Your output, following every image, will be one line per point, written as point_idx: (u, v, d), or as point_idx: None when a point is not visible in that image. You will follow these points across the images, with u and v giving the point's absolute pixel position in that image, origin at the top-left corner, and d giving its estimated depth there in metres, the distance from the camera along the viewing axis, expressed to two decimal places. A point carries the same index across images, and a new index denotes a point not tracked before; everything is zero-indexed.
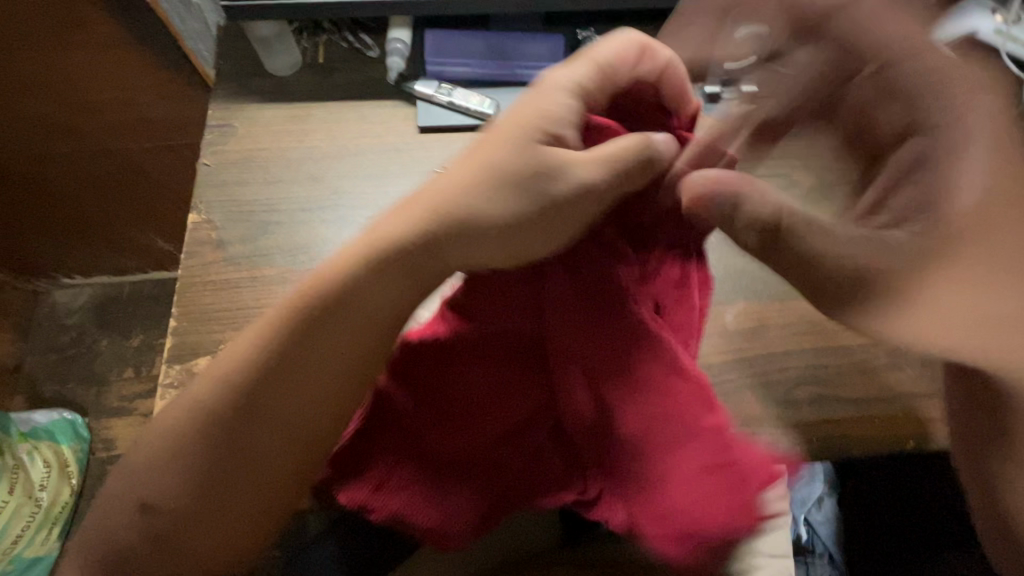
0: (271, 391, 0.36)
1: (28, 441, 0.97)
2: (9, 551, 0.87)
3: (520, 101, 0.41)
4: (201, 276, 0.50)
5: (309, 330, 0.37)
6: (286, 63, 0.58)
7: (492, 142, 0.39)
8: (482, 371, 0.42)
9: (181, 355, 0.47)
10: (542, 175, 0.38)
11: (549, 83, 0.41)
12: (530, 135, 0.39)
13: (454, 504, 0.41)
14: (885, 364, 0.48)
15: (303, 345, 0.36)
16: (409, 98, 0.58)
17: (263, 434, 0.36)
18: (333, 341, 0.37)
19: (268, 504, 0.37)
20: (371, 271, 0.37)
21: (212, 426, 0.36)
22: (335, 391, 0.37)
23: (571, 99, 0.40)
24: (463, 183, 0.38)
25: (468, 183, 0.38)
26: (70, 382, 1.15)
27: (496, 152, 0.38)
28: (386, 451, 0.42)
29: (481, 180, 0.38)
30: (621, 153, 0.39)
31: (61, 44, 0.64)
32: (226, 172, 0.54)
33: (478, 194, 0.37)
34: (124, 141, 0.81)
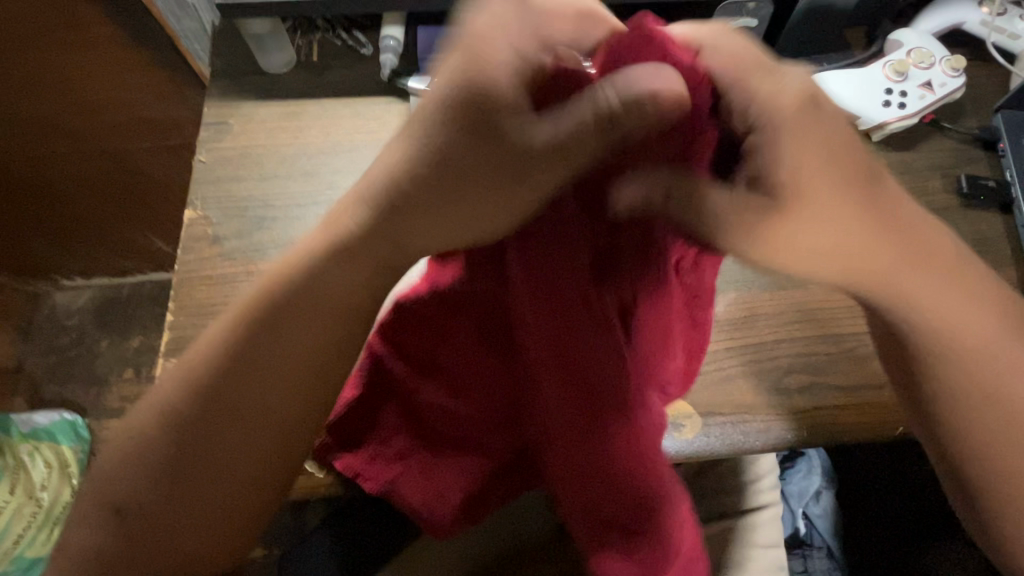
0: (246, 383, 0.37)
1: (29, 441, 0.98)
2: (10, 551, 0.87)
3: (449, 66, 0.33)
4: (198, 271, 0.50)
5: (282, 325, 0.37)
6: (281, 61, 0.59)
7: (426, 125, 0.34)
8: (464, 352, 0.39)
9: (177, 349, 0.48)
10: (496, 147, 0.31)
11: (476, 39, 0.32)
12: (468, 112, 0.32)
13: (440, 482, 0.44)
14: (874, 351, 0.49)
15: (274, 335, 0.37)
16: (403, 94, 0.58)
17: (243, 422, 0.37)
18: (301, 333, 0.37)
19: (255, 492, 0.38)
20: (341, 263, 0.37)
21: (193, 417, 0.37)
22: (311, 380, 0.38)
23: (505, 54, 0.31)
24: (403, 172, 0.34)
25: (406, 174, 0.34)
26: (72, 383, 1.16)
27: (433, 136, 0.33)
28: (382, 426, 0.45)
29: (419, 168, 0.34)
30: (590, 105, 0.29)
31: (58, 45, 0.65)
32: (221, 169, 0.55)
33: (419, 185, 0.33)
34: (123, 142, 0.82)
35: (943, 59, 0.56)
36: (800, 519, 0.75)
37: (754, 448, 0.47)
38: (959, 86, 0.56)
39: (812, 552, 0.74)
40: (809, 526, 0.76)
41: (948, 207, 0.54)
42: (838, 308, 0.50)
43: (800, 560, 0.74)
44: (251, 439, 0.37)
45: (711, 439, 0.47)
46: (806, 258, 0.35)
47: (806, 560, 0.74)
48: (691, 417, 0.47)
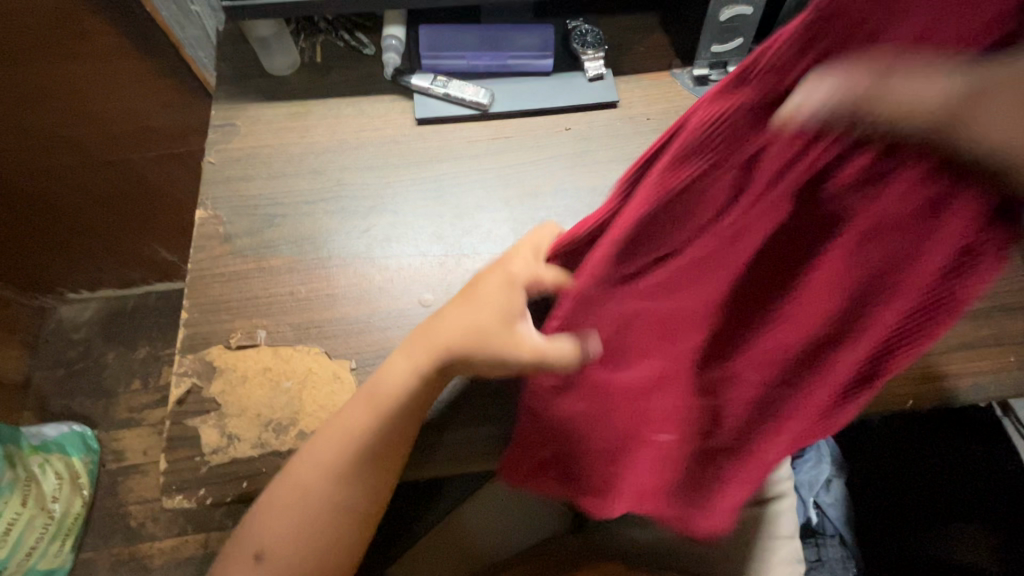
0: (318, 451, 0.41)
1: (40, 453, 0.95)
2: (25, 564, 0.89)
3: (485, 275, 0.42)
4: (211, 269, 0.51)
5: (353, 425, 0.41)
6: (286, 63, 0.60)
7: (470, 299, 0.41)
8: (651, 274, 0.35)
9: (193, 346, 0.48)
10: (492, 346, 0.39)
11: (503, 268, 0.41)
12: (490, 323, 0.40)
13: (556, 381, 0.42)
14: None
15: (350, 425, 0.41)
16: (406, 92, 0.59)
17: (309, 483, 0.40)
18: (362, 423, 0.41)
19: (302, 529, 0.40)
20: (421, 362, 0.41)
21: (276, 481, 0.41)
22: (366, 445, 0.40)
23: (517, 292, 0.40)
24: (451, 331, 0.40)
25: (455, 335, 0.40)
26: (80, 397, 1.16)
27: (470, 316, 0.40)
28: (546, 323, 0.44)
29: (442, 348, 0.40)
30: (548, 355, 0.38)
31: (64, 55, 0.65)
32: (229, 169, 0.56)
33: (455, 338, 0.40)
34: (130, 151, 0.83)
35: None
36: (812, 508, 0.76)
37: None
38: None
39: (824, 540, 0.74)
40: (822, 516, 0.76)
41: None
42: None
43: (813, 549, 0.74)
44: (314, 481, 0.40)
45: None
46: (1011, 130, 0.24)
47: (820, 549, 0.74)
48: None
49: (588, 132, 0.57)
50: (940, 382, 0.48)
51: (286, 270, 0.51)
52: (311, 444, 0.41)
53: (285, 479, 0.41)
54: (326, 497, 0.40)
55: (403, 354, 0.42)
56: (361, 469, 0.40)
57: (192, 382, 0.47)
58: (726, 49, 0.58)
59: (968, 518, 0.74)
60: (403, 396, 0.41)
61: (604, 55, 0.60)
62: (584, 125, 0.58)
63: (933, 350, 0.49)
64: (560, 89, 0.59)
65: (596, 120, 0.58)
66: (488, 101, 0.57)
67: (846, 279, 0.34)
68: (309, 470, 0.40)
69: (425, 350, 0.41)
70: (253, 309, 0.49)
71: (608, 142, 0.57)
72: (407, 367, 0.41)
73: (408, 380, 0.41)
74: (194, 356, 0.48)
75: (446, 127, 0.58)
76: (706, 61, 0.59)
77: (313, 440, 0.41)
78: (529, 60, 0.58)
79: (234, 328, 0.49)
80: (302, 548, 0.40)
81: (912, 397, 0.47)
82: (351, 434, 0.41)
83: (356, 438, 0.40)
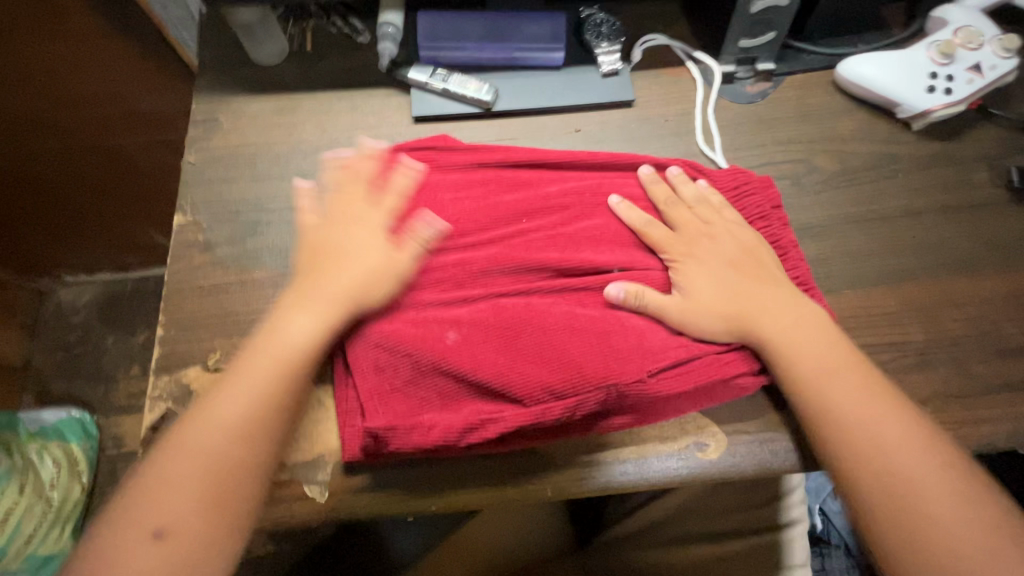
0: None
1: (38, 441, 0.87)
2: (22, 550, 0.76)
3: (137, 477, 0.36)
4: (189, 281, 0.47)
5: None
6: (274, 52, 0.55)
7: (135, 506, 0.35)
8: (457, 342, 0.40)
9: (169, 366, 0.45)
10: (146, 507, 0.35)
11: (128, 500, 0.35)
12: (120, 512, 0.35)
13: (475, 366, 0.40)
14: (915, 362, 0.45)
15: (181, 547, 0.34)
16: (403, 85, 0.55)
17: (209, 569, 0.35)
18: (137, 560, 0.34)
19: None
20: (145, 547, 0.34)
21: None
22: None
23: None
24: (175, 472, 0.35)
25: (137, 534, 0.34)
26: (79, 381, 1.06)
27: (136, 524, 0.34)
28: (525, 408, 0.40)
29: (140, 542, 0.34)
30: None
31: (40, 36, 0.60)
32: (211, 169, 0.51)
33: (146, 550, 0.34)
34: (117, 136, 0.77)
35: (996, 37, 0.51)
36: (816, 516, 0.77)
37: (781, 470, 0.43)
38: (992, 60, 0.51)
39: (829, 551, 0.74)
40: (827, 524, 0.76)
41: (993, 202, 0.50)
42: (874, 313, 0.46)
43: (816, 558, 0.74)
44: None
45: (737, 458, 0.43)
46: (532, 205, 0.46)
47: (823, 559, 0.74)
48: (716, 434, 0.44)
49: (600, 133, 0.53)
50: (987, 424, 0.43)
51: (270, 283, 0.47)
52: (179, 439, 0.36)
53: (120, 527, 0.35)
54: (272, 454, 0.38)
55: (136, 508, 0.35)
56: (231, 484, 0.36)
57: (168, 407, 0.44)
58: (755, 43, 0.53)
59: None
60: (161, 518, 0.35)
61: (620, 47, 0.55)
62: (596, 125, 0.54)
63: (972, 389, 0.44)
64: (571, 86, 0.54)
65: (609, 121, 0.54)
66: (490, 98, 0.53)
67: (508, 259, 0.43)
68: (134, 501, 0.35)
69: (144, 521, 0.34)
70: (234, 326, 0.46)
71: (620, 147, 0.53)
72: (145, 518, 0.35)
73: (172, 536, 0.34)
74: (170, 378, 0.45)
75: (444, 127, 0.54)
76: (732, 57, 0.54)
77: (140, 531, 0.34)
78: (535, 52, 0.54)
79: (213, 347, 0.46)
80: (181, 529, 0.35)
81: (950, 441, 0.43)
82: (230, 447, 0.36)
83: (209, 469, 0.36)
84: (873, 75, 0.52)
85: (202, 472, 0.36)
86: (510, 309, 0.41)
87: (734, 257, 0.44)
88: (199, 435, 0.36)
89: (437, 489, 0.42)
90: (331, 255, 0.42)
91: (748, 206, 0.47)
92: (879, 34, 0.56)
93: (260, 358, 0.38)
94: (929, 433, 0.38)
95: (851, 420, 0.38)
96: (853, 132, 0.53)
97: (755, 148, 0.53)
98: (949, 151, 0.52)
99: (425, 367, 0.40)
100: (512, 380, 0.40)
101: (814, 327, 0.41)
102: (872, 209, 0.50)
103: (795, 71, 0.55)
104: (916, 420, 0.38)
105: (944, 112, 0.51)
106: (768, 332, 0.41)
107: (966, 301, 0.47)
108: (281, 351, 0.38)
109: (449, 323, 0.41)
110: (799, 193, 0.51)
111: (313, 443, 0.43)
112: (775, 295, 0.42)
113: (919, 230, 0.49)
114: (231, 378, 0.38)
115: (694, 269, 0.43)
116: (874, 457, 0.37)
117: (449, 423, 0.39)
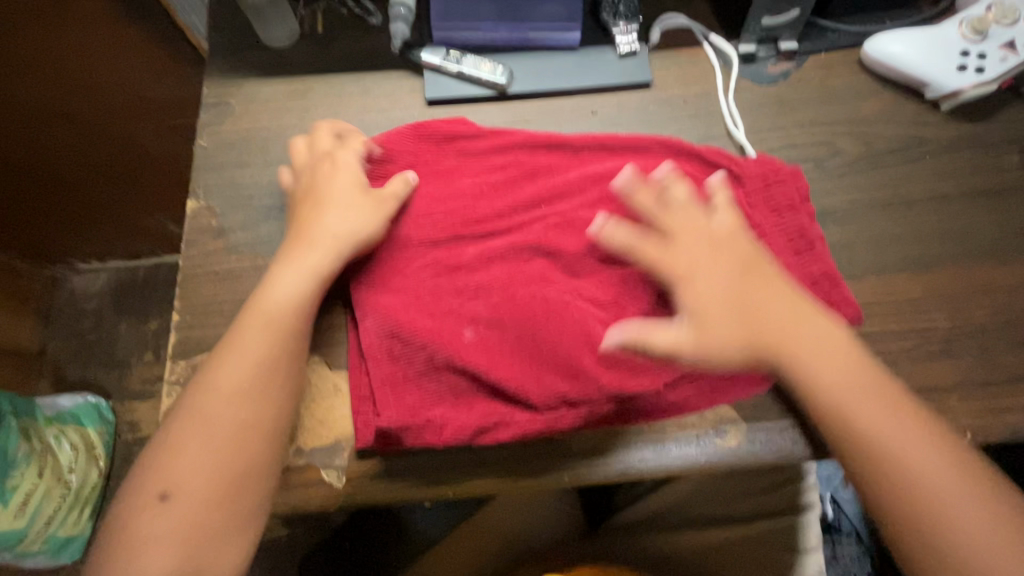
0: None
1: (55, 425, 0.87)
2: (43, 532, 0.79)
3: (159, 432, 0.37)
4: (203, 267, 0.47)
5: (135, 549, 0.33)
6: (284, 34, 0.54)
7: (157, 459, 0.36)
8: (474, 336, 0.41)
9: (185, 352, 0.45)
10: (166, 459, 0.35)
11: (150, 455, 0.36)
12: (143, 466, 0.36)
13: (491, 360, 0.40)
14: (939, 350, 0.44)
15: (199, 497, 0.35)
16: (416, 68, 0.54)
17: (229, 518, 0.35)
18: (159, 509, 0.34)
19: None
20: (165, 499, 0.34)
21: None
22: (169, 539, 0.34)
23: None
24: (193, 427, 0.36)
25: (159, 485, 0.35)
26: (93, 367, 1.07)
27: (158, 475, 0.35)
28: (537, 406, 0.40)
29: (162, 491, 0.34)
30: None
31: (51, 21, 0.59)
32: (223, 154, 0.51)
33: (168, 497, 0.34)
34: (127, 123, 0.77)
35: None
36: (827, 504, 0.76)
37: (801, 458, 0.43)
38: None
39: (840, 538, 0.74)
40: (838, 512, 0.76)
41: (1023, 185, 0.49)
42: (898, 299, 0.45)
43: (828, 545, 0.74)
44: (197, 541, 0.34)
45: (756, 446, 0.43)
46: (551, 189, 0.45)
47: (834, 546, 0.74)
48: (736, 422, 0.43)
49: (616, 115, 0.52)
50: (1012, 413, 0.42)
51: None
52: (196, 395, 0.37)
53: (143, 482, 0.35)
54: (275, 415, 0.37)
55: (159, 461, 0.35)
56: (249, 441, 0.36)
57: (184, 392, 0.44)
58: (777, 22, 0.51)
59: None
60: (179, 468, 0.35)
61: (637, 27, 0.53)
62: (612, 108, 0.52)
63: (998, 378, 0.43)
64: (587, 67, 0.53)
65: (626, 102, 0.53)
66: (505, 80, 0.52)
67: (525, 246, 0.43)
68: (144, 470, 0.35)
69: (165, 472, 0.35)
70: None
71: (637, 130, 0.52)
72: (167, 469, 0.35)
73: (192, 487, 0.35)
74: (186, 363, 0.45)
75: (458, 110, 0.53)
76: (753, 36, 0.53)
77: (162, 482, 0.35)
78: (550, 33, 0.52)
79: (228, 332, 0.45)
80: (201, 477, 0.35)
81: (973, 430, 0.42)
82: (243, 397, 0.37)
83: (228, 423, 0.36)
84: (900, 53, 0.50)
85: (217, 425, 0.36)
86: (528, 301, 0.41)
87: (740, 275, 0.39)
88: (214, 388, 0.37)
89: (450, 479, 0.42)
90: (321, 205, 0.42)
91: (776, 193, 0.45)
92: (907, 11, 0.54)
93: (253, 322, 0.38)
94: (965, 460, 0.35)
95: (872, 444, 0.36)
96: (878, 113, 0.51)
97: (776, 130, 0.51)
98: (977, 133, 0.50)
99: (441, 359, 0.40)
100: (527, 376, 0.40)
101: (834, 353, 0.37)
102: (897, 193, 0.49)
103: (819, 51, 0.53)
104: (951, 449, 0.35)
105: (974, 92, 0.49)
106: (785, 358, 0.37)
107: (992, 288, 0.46)
108: (272, 312, 0.38)
109: (466, 314, 0.41)
110: (822, 176, 0.49)
111: (329, 429, 0.43)
112: (787, 318, 0.38)
113: (946, 215, 0.48)
114: (228, 344, 0.38)
115: (700, 294, 0.38)
116: (893, 488, 0.35)
117: (463, 420, 0.40)
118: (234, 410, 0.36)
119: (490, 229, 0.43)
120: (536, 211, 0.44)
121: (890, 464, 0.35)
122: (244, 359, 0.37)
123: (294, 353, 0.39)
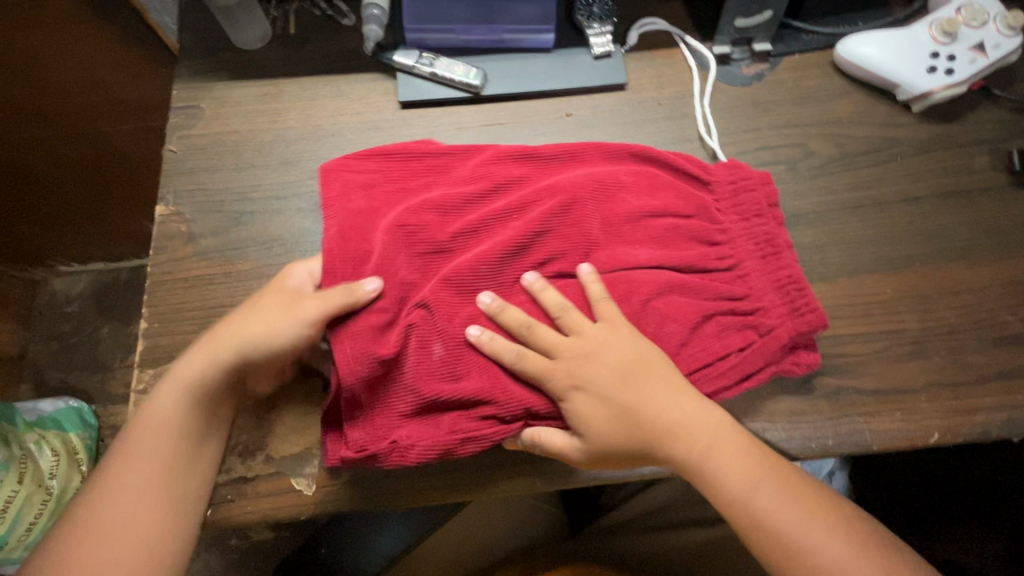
0: None
1: (36, 431, 0.86)
2: (23, 538, 0.76)
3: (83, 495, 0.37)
4: (172, 273, 0.47)
5: None
6: (256, 36, 0.53)
7: (80, 524, 0.36)
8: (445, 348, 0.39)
9: (153, 360, 0.44)
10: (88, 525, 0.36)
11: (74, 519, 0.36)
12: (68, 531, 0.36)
13: (461, 374, 0.38)
14: (909, 351, 0.44)
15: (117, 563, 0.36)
16: (389, 70, 0.53)
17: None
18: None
19: None
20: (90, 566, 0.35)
21: None
22: None
23: None
24: (117, 489, 0.37)
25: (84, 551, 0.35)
26: (74, 370, 1.06)
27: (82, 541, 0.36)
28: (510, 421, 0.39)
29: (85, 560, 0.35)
30: None
31: (18, 22, 0.58)
32: (193, 159, 0.50)
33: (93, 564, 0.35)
34: (103, 124, 0.75)
35: (1000, 15, 0.49)
36: None
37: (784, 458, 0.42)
38: (995, 41, 0.49)
39: None
40: None
41: (992, 186, 0.49)
42: (869, 301, 0.46)
43: None
44: None
45: None
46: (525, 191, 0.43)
47: None
48: None
49: (591, 118, 0.52)
50: (979, 413, 0.43)
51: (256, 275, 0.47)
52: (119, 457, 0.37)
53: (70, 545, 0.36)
54: (196, 470, 0.39)
55: (87, 522, 0.36)
56: (175, 498, 0.38)
57: None
58: (751, 24, 0.51)
59: (966, 521, 0.58)
60: (102, 535, 0.36)
61: (612, 28, 0.53)
62: (587, 110, 0.52)
63: (966, 379, 0.43)
64: (562, 69, 0.53)
65: (601, 105, 0.52)
66: (479, 82, 0.51)
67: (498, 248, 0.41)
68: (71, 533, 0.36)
69: (86, 539, 0.36)
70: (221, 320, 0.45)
71: (611, 132, 0.52)
72: (94, 534, 0.36)
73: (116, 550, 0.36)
74: (154, 371, 0.44)
75: (431, 112, 0.52)
76: (728, 38, 0.53)
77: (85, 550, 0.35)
78: (524, 34, 0.52)
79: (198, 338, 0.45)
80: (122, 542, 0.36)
81: (940, 430, 0.42)
82: (162, 460, 0.38)
83: (152, 484, 0.37)
84: (872, 56, 0.50)
85: (140, 486, 0.37)
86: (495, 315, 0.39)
87: (638, 366, 0.38)
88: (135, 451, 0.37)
89: (424, 488, 0.42)
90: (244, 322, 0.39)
91: (741, 198, 0.45)
92: (880, 13, 0.54)
93: (170, 394, 0.38)
94: (859, 535, 0.37)
95: (777, 527, 0.36)
96: (851, 114, 0.51)
97: (750, 132, 0.51)
98: (948, 134, 0.51)
99: (409, 373, 0.38)
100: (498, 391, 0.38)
101: (729, 447, 0.38)
102: (869, 194, 0.49)
103: (793, 52, 0.53)
104: (845, 524, 0.37)
105: (944, 94, 0.49)
106: (679, 451, 0.38)
107: (962, 289, 0.46)
108: (187, 387, 0.38)
109: (433, 327, 0.38)
110: (795, 178, 0.50)
111: (302, 436, 0.42)
112: (681, 410, 0.38)
113: (917, 216, 0.48)
114: (140, 421, 0.38)
115: (595, 387, 0.38)
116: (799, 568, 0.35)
117: (436, 435, 0.38)
118: (155, 481, 0.37)
119: (462, 230, 0.42)
120: (510, 214, 0.43)
121: (780, 561, 0.36)
122: (145, 460, 0.37)
123: (207, 443, 0.39)
